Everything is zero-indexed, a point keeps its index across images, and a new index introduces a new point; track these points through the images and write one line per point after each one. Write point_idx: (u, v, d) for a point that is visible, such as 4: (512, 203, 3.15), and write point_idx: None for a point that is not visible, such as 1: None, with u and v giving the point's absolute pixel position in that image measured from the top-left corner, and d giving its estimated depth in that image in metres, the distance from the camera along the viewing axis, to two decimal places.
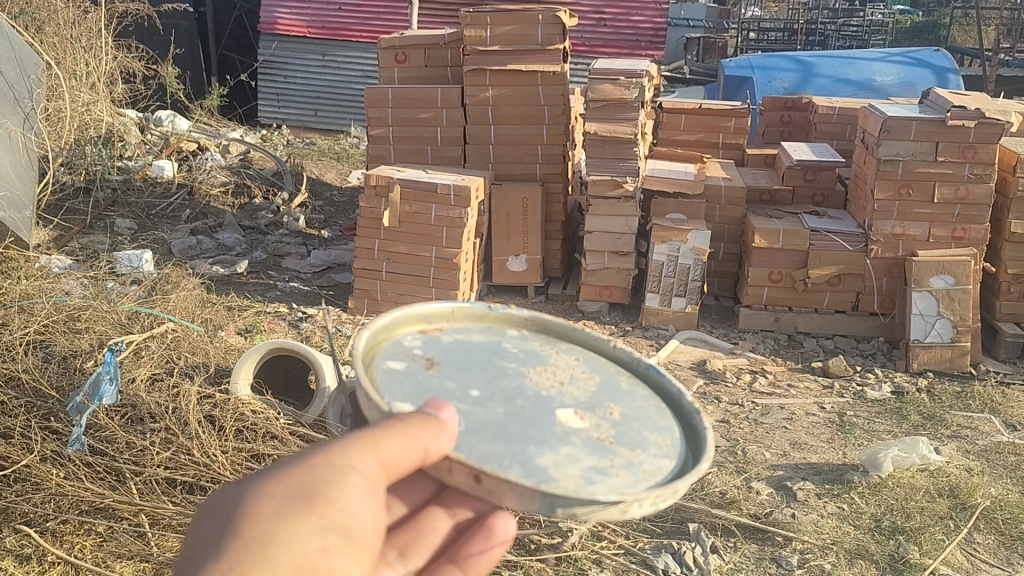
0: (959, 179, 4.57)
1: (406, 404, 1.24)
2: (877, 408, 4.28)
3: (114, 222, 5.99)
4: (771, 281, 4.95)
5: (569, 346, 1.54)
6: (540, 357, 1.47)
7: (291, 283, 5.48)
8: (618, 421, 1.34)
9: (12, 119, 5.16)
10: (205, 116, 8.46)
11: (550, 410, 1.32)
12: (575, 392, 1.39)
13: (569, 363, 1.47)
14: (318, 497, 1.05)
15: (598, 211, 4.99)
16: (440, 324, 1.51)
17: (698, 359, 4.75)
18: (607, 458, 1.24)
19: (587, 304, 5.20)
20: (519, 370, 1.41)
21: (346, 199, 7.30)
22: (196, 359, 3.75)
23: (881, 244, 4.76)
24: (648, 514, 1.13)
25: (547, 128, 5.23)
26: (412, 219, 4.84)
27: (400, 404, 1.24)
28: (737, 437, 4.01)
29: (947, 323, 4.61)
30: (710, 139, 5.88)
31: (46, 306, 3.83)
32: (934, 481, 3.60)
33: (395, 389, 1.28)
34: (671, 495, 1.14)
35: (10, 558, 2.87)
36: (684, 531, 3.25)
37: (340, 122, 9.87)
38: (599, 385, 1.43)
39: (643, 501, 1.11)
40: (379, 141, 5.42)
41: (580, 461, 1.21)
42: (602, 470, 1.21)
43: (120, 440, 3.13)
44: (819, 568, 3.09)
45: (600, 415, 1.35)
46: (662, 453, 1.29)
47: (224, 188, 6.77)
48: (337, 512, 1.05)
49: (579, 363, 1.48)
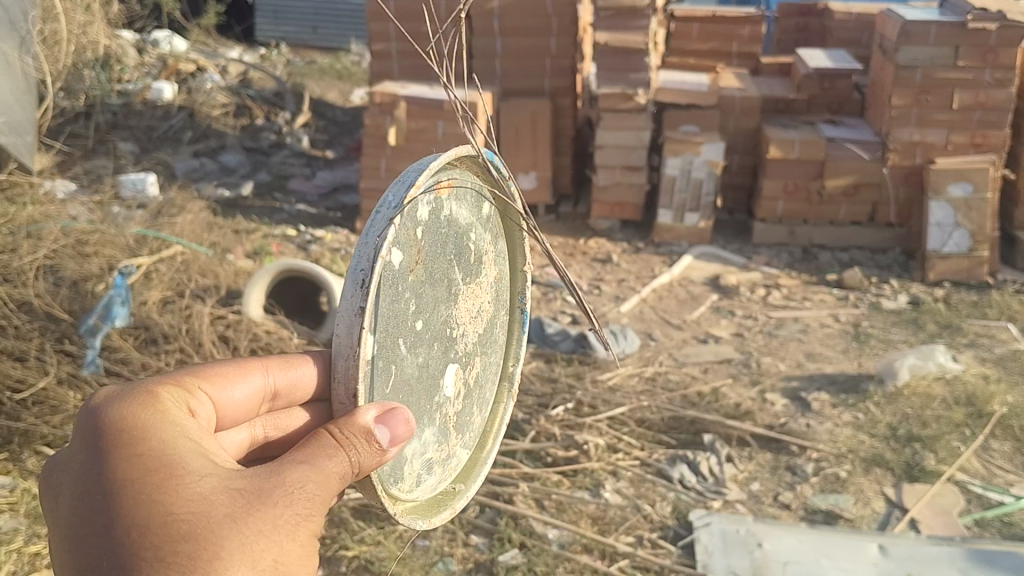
0: (980, 84, 4.46)
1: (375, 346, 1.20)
2: (893, 318, 4.25)
3: (115, 146, 5.96)
4: (786, 193, 4.86)
5: (494, 227, 1.53)
6: (480, 265, 1.48)
7: (297, 205, 5.41)
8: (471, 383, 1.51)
9: (8, 42, 4.86)
10: (202, 36, 8.27)
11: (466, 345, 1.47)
12: (472, 333, 1.48)
13: (488, 278, 1.52)
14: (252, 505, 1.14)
15: (609, 124, 4.88)
16: (453, 173, 1.37)
17: (712, 274, 4.72)
18: (446, 446, 1.45)
19: (598, 222, 5.15)
20: (464, 283, 1.43)
21: (349, 118, 7.16)
22: (206, 282, 3.78)
23: (899, 152, 4.66)
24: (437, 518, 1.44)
25: (555, 39, 5.12)
26: (419, 136, 4.75)
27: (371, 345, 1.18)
28: (751, 349, 3.99)
29: (965, 233, 4.55)
30: (724, 48, 5.71)
31: (53, 230, 3.77)
32: (951, 389, 3.59)
33: (378, 305, 1.19)
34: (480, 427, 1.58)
35: (34, 479, 2.87)
36: (700, 442, 3.25)
37: (340, 39, 9.69)
38: (488, 320, 1.54)
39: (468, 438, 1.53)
40: (382, 57, 5.26)
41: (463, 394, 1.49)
42: (444, 472, 1.47)
43: (135, 361, 3.18)
44: (834, 476, 3.12)
45: (471, 367, 1.49)
46: (470, 436, 1.55)
47: (225, 110, 6.65)
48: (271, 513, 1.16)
49: (494, 282, 1.54)
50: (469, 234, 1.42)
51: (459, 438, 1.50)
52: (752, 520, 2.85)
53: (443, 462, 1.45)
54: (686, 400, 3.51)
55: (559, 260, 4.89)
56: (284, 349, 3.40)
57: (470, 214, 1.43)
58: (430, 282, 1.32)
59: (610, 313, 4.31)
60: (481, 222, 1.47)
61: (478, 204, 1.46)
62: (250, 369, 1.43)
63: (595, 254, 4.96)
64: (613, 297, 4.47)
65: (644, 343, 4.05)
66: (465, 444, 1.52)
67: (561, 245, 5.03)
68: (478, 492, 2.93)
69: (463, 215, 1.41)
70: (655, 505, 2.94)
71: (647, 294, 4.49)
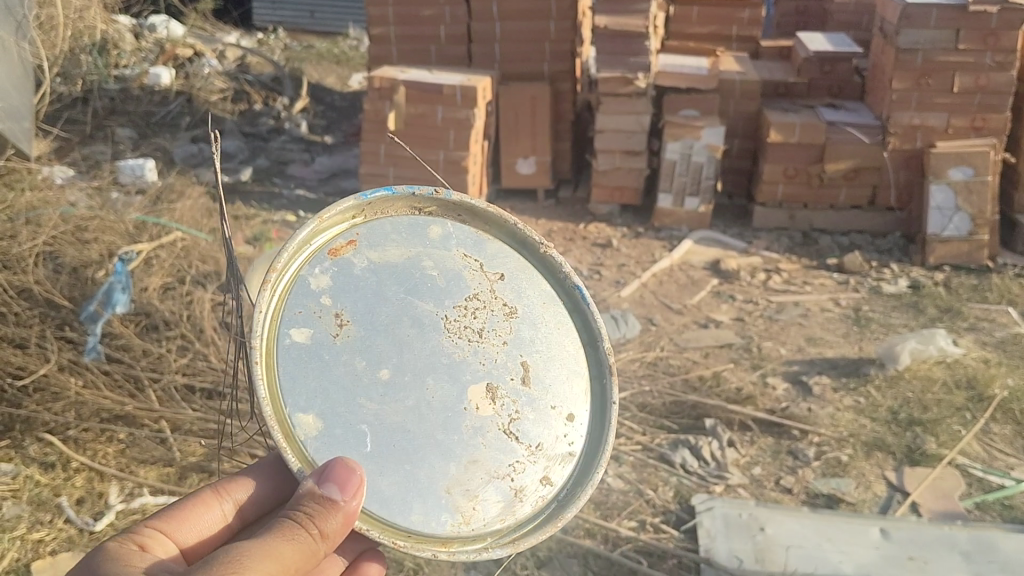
0: (981, 67, 4.45)
1: (309, 417, 1.31)
2: (893, 302, 4.25)
3: (114, 132, 5.96)
4: (787, 177, 4.86)
5: (464, 239, 1.54)
6: (461, 282, 1.49)
7: (297, 190, 5.40)
8: (526, 389, 1.46)
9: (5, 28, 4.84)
10: (199, 20, 8.23)
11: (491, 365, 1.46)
12: (490, 348, 1.47)
13: (487, 288, 1.51)
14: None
15: (609, 108, 4.86)
16: (357, 229, 1.45)
17: (712, 258, 4.72)
18: (517, 461, 1.42)
19: (598, 207, 5.15)
20: (442, 312, 1.45)
21: (347, 103, 7.13)
22: (207, 268, 3.78)
23: (899, 136, 4.65)
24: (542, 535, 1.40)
25: (554, 23, 5.10)
26: (419, 121, 4.73)
27: (299, 419, 1.30)
28: (752, 333, 4.00)
29: (965, 216, 4.54)
30: (724, 31, 5.70)
31: (53, 216, 3.75)
32: (952, 372, 3.60)
33: (293, 387, 1.31)
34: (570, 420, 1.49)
35: (36, 466, 2.91)
36: (701, 427, 3.26)
37: (338, 23, 9.64)
38: (517, 322, 1.51)
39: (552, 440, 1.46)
40: (380, 41, 5.23)
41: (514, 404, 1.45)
42: (532, 487, 1.42)
43: (137, 348, 3.19)
44: (836, 460, 3.13)
45: (513, 376, 1.46)
46: (565, 436, 1.47)
47: (223, 95, 6.62)
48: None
49: (500, 285, 1.53)
50: (418, 267, 1.47)
51: (540, 447, 1.45)
52: (754, 504, 2.86)
53: (523, 477, 1.42)
54: (687, 384, 3.51)
55: (559, 245, 4.89)
56: None
57: (407, 246, 1.48)
58: (375, 331, 1.39)
59: (610, 298, 4.31)
60: (433, 244, 1.50)
61: (421, 233, 1.50)
62: (204, 499, 1.49)
63: (595, 239, 4.96)
64: (613, 282, 4.48)
65: (644, 327, 4.06)
66: (557, 446, 1.46)
67: (561, 230, 5.03)
68: None
69: (399, 253, 1.46)
70: (658, 489, 2.95)
71: (647, 279, 4.49)
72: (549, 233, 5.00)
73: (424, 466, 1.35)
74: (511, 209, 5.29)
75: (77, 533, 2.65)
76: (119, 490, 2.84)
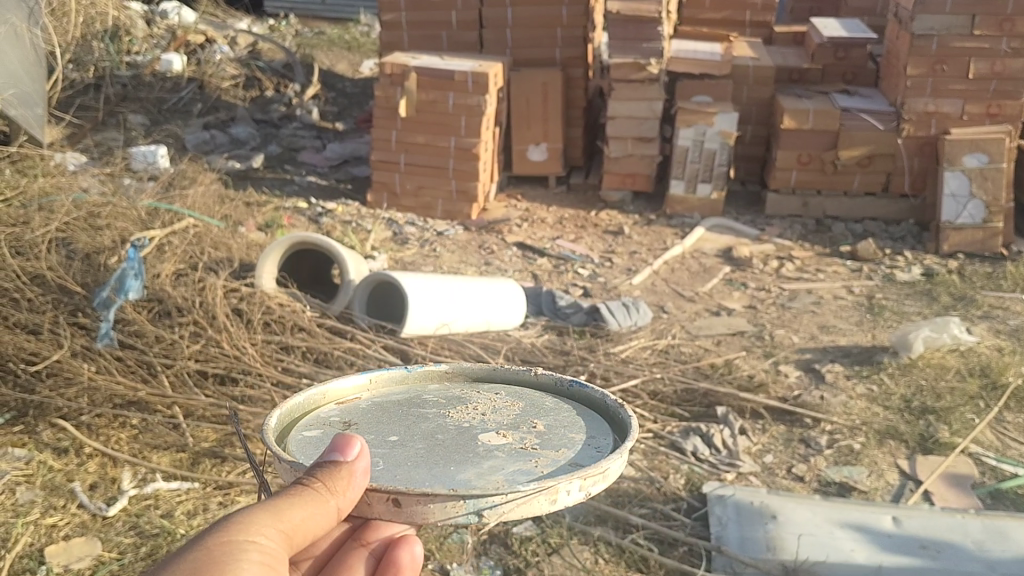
0: (996, 53, 4.43)
1: None
2: (906, 290, 4.23)
3: (126, 118, 5.95)
4: (800, 163, 4.83)
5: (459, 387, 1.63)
6: (461, 397, 1.56)
7: (308, 177, 5.40)
8: (540, 433, 1.43)
9: (16, 14, 4.84)
10: (211, 7, 8.20)
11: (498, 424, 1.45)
12: (498, 422, 1.46)
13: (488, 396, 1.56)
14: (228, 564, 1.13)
15: (621, 95, 4.84)
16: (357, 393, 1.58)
17: (724, 246, 4.71)
18: (543, 462, 1.33)
19: (610, 194, 5.14)
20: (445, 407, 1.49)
21: (358, 90, 7.13)
22: (219, 254, 3.78)
23: (914, 122, 4.62)
24: (579, 499, 1.24)
25: (566, 8, 5.07)
26: (430, 108, 4.72)
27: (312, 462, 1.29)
28: (764, 321, 3.99)
29: (980, 204, 4.50)
30: (737, 17, 5.66)
31: (65, 203, 3.78)
32: (965, 361, 3.58)
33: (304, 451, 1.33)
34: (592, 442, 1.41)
35: (49, 451, 2.93)
36: (714, 414, 3.26)
37: (349, 11, 9.56)
38: (521, 407, 1.52)
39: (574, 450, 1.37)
40: (392, 27, 5.21)
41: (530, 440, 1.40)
42: (560, 467, 1.30)
43: (150, 334, 3.20)
44: (849, 449, 3.12)
45: (525, 429, 1.44)
46: (592, 447, 1.38)
47: (235, 82, 6.62)
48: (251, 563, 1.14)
49: (500, 394, 1.58)
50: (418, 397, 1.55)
51: (563, 451, 1.36)
52: (767, 492, 2.85)
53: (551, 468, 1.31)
54: (699, 372, 3.50)
55: (569, 232, 4.89)
56: (297, 322, 3.42)
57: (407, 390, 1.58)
58: (383, 425, 1.43)
59: (621, 285, 4.30)
60: (431, 388, 1.60)
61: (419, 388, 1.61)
62: None
63: (606, 226, 4.95)
64: (624, 269, 4.46)
65: (655, 315, 4.05)
66: (584, 452, 1.36)
67: (572, 217, 5.03)
68: None
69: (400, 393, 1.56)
70: (670, 477, 2.95)
71: (659, 266, 4.47)
72: (560, 220, 4.99)
73: (441, 474, 1.28)
74: (522, 196, 5.28)
75: (90, 518, 2.67)
76: (132, 476, 2.85)
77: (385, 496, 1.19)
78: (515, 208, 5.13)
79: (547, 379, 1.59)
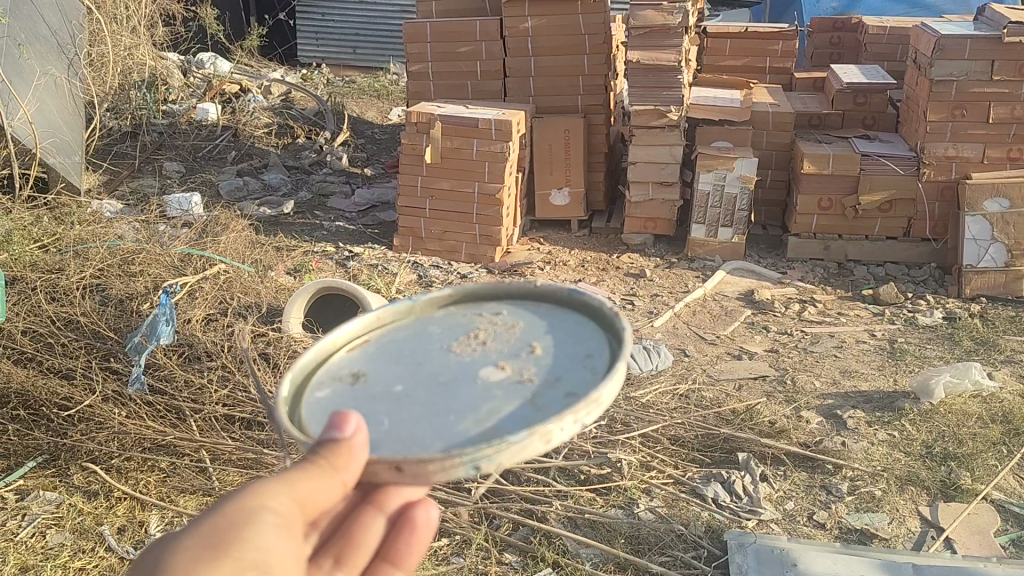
0: (1017, 98, 4.44)
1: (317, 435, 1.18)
2: (928, 334, 4.23)
3: (162, 165, 6.10)
4: (821, 208, 4.88)
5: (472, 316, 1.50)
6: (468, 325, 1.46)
7: (337, 222, 5.51)
8: (541, 359, 1.36)
9: (57, 66, 5.24)
10: (245, 57, 8.42)
11: (487, 371, 1.33)
12: (500, 350, 1.38)
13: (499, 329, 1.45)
14: (234, 540, 1.02)
15: (642, 140, 4.93)
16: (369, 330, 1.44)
17: (746, 289, 4.74)
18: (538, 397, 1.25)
19: (632, 237, 5.21)
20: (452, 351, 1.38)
21: (387, 136, 7.28)
22: (247, 299, 3.87)
23: (934, 167, 4.66)
24: (575, 433, 1.15)
25: (588, 57, 5.15)
26: (455, 155, 4.83)
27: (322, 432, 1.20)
28: (786, 365, 4.00)
29: (1002, 248, 4.52)
30: (757, 64, 5.77)
31: (100, 250, 3.93)
32: (987, 407, 3.57)
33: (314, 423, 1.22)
34: (592, 407, 1.16)
35: (79, 495, 3.02)
36: (734, 460, 3.28)
37: (379, 59, 9.75)
38: (523, 329, 1.45)
39: (562, 425, 1.12)
40: (418, 77, 5.37)
41: (535, 396, 1.26)
42: (554, 394, 1.26)
43: (179, 378, 3.30)
44: (869, 495, 3.12)
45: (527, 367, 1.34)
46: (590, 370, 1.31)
47: (267, 129, 6.79)
48: (256, 547, 1.04)
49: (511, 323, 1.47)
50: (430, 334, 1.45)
51: (556, 373, 1.32)
52: (787, 540, 2.87)
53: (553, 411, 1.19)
54: (720, 417, 3.51)
55: (592, 275, 4.95)
56: None
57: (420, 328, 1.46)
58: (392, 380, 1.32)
59: (643, 328, 4.33)
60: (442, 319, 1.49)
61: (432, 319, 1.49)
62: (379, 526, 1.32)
63: (628, 269, 5.00)
64: (646, 312, 4.51)
65: (677, 359, 4.08)
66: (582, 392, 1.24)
67: (595, 260, 5.09)
68: (511, 510, 2.97)
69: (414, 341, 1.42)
70: (689, 524, 2.96)
71: (681, 310, 4.51)
72: (583, 263, 5.06)
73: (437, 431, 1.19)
74: (545, 239, 5.36)
75: (118, 561, 2.74)
76: (159, 519, 2.92)
77: (387, 463, 1.06)
78: (538, 251, 5.21)
79: (553, 291, 1.53)
